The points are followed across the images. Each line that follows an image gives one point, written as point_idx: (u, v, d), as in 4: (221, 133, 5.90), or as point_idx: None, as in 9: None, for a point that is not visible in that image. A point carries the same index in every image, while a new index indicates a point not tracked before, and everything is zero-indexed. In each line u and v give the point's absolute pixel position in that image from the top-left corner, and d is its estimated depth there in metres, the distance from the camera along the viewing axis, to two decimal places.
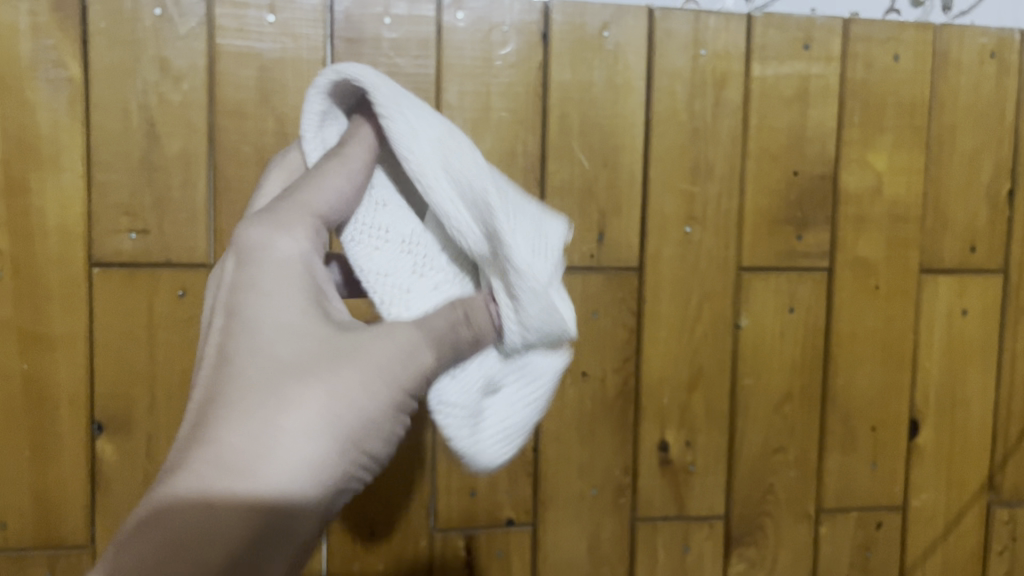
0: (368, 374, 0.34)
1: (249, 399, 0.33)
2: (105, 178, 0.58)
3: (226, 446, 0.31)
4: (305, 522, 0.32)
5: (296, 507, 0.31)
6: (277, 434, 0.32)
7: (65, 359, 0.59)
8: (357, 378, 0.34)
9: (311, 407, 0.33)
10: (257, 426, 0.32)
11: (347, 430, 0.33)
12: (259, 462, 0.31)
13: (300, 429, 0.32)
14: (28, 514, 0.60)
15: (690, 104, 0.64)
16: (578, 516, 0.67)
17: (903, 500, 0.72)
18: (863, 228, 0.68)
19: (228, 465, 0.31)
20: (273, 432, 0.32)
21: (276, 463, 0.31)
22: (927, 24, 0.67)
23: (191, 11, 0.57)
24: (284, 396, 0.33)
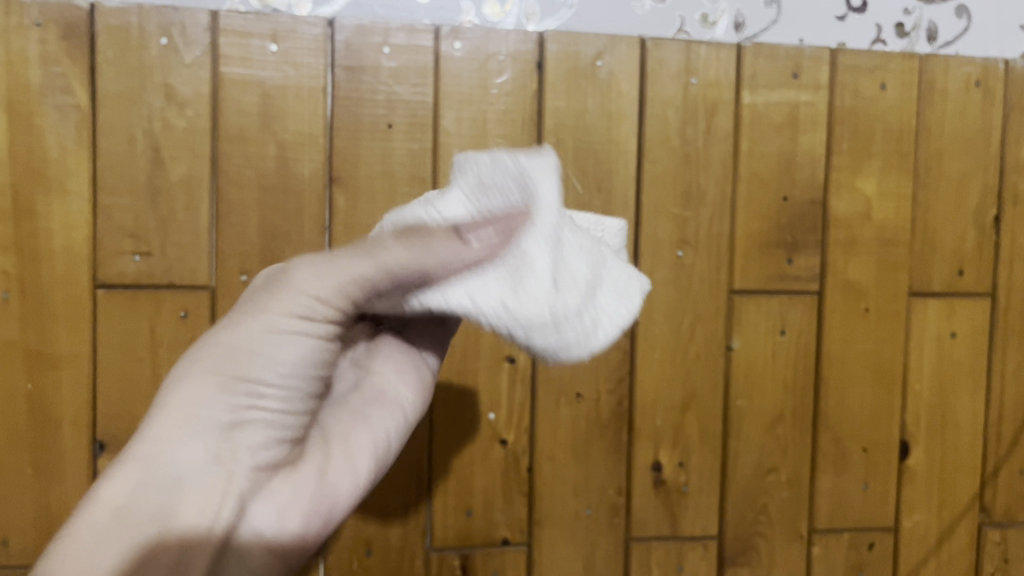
0: (254, 330, 0.35)
1: None
2: (111, 202, 0.59)
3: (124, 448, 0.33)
4: (213, 413, 0.34)
5: (165, 486, 0.32)
6: (161, 436, 0.33)
7: (69, 379, 0.60)
8: (250, 326, 0.35)
9: (195, 413, 0.33)
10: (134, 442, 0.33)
11: (195, 381, 0.34)
12: (154, 463, 0.32)
13: (187, 426, 0.33)
14: (31, 532, 0.61)
15: (682, 130, 0.65)
16: (573, 535, 0.68)
17: (895, 522, 0.73)
18: (853, 252, 0.69)
19: (125, 471, 0.32)
20: (145, 429, 0.33)
21: (176, 468, 0.33)
22: (912, 54, 0.68)
23: (197, 40, 0.59)
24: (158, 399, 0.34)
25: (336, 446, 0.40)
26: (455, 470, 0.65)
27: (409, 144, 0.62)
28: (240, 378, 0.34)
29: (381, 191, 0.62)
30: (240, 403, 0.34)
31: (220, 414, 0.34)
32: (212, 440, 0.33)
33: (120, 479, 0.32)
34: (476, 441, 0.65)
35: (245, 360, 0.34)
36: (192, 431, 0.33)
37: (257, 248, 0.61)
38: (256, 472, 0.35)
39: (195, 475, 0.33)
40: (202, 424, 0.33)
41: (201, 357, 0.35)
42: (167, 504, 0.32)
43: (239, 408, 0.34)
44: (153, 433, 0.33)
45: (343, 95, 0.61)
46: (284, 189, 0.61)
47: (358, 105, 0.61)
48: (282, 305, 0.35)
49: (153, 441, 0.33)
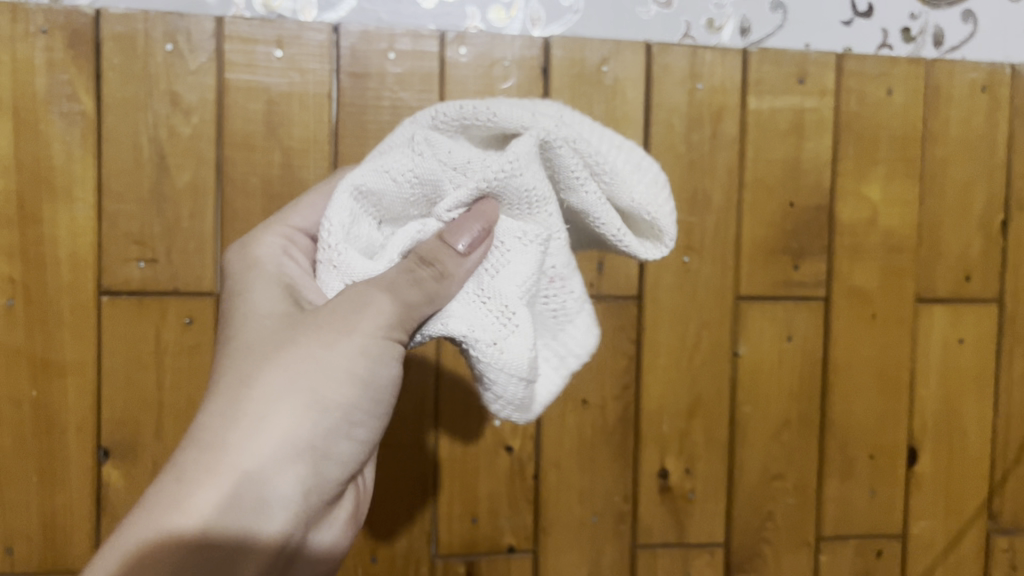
0: (345, 358, 0.37)
1: (245, 334, 0.39)
2: (116, 209, 0.59)
3: (214, 460, 0.35)
4: (305, 434, 0.36)
5: (259, 496, 0.35)
6: (252, 458, 0.35)
7: (74, 386, 0.60)
8: (343, 353, 0.37)
9: (282, 441, 0.36)
10: (224, 459, 0.35)
11: (287, 402, 0.36)
12: (245, 483, 0.35)
13: (278, 452, 0.36)
14: (36, 539, 0.61)
15: (688, 136, 0.65)
16: (579, 543, 0.67)
17: (902, 529, 0.73)
18: (859, 258, 0.69)
19: (216, 481, 0.35)
20: (241, 441, 0.35)
21: (263, 491, 0.35)
22: (918, 60, 0.68)
23: (202, 47, 0.59)
24: (250, 409, 0.36)
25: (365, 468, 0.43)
26: (460, 477, 0.65)
27: None
28: (330, 403, 0.37)
29: None
30: (329, 425, 0.37)
31: (312, 436, 0.36)
32: (298, 468, 0.36)
33: (214, 495, 0.34)
34: (481, 448, 0.65)
35: (335, 385, 0.37)
36: (287, 448, 0.36)
37: None
38: (324, 502, 0.38)
39: (290, 488, 0.36)
40: (289, 452, 0.36)
41: (290, 375, 0.37)
42: (258, 515, 0.35)
43: (328, 431, 0.37)
44: (243, 453, 0.35)
45: (349, 102, 0.61)
46: (290, 196, 0.61)
47: (363, 112, 0.61)
48: (367, 344, 0.37)
49: (253, 454, 0.35)
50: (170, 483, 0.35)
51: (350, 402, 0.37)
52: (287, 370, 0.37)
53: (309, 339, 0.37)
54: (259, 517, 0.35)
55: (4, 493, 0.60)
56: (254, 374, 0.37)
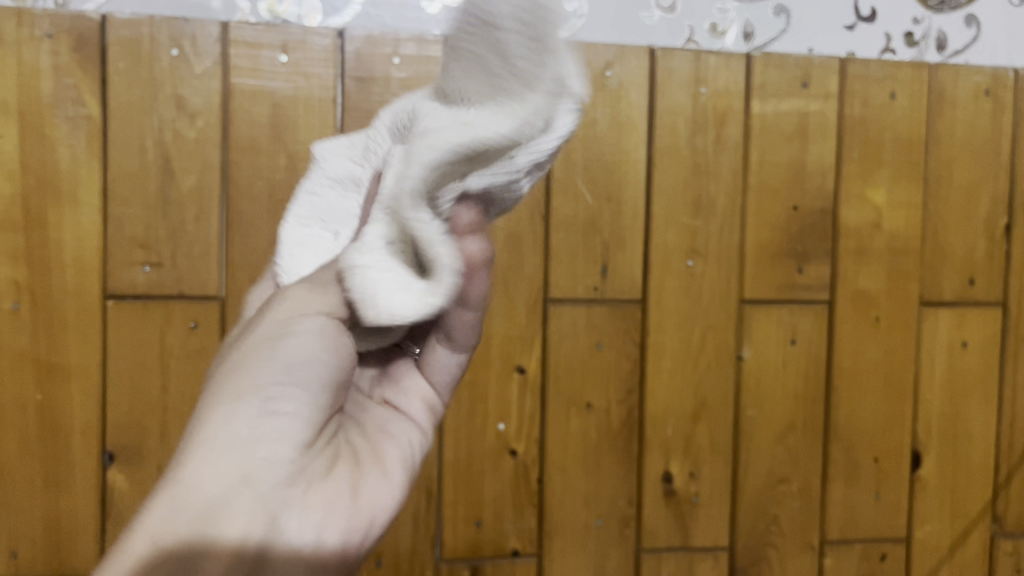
0: (276, 350, 0.34)
1: None
2: (122, 213, 0.59)
3: (162, 484, 0.32)
4: (246, 430, 0.32)
5: (207, 504, 0.31)
6: (190, 464, 0.32)
7: (79, 390, 0.60)
8: (276, 346, 0.34)
9: (219, 436, 0.32)
10: (168, 476, 0.32)
11: (223, 405, 0.33)
12: (185, 490, 0.31)
13: (218, 454, 0.32)
14: (41, 543, 0.61)
15: (692, 139, 0.65)
16: (584, 546, 0.67)
17: (907, 532, 0.73)
18: (864, 262, 0.69)
19: (161, 500, 0.31)
20: (183, 456, 0.32)
21: (207, 492, 0.31)
22: (921, 63, 0.68)
23: (207, 52, 0.59)
24: (191, 426, 0.33)
25: (373, 456, 0.39)
26: (465, 481, 0.65)
27: None
28: (269, 394, 0.33)
29: None
30: (271, 417, 0.33)
31: (253, 431, 0.32)
32: (237, 459, 0.32)
33: (157, 512, 0.31)
34: (486, 452, 0.65)
35: (270, 377, 0.33)
36: (229, 447, 0.32)
37: (268, 258, 0.61)
38: (294, 489, 0.33)
39: (238, 489, 0.31)
40: (227, 445, 0.32)
41: (228, 380, 0.33)
42: (210, 521, 0.31)
43: (272, 422, 0.33)
44: (182, 464, 0.32)
45: (354, 106, 0.61)
46: None
47: (368, 116, 0.61)
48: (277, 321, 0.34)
49: (194, 464, 0.32)
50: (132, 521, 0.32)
51: (292, 390, 0.33)
52: (224, 378, 0.34)
53: (245, 347, 0.35)
54: (210, 523, 0.31)
55: (9, 497, 0.60)
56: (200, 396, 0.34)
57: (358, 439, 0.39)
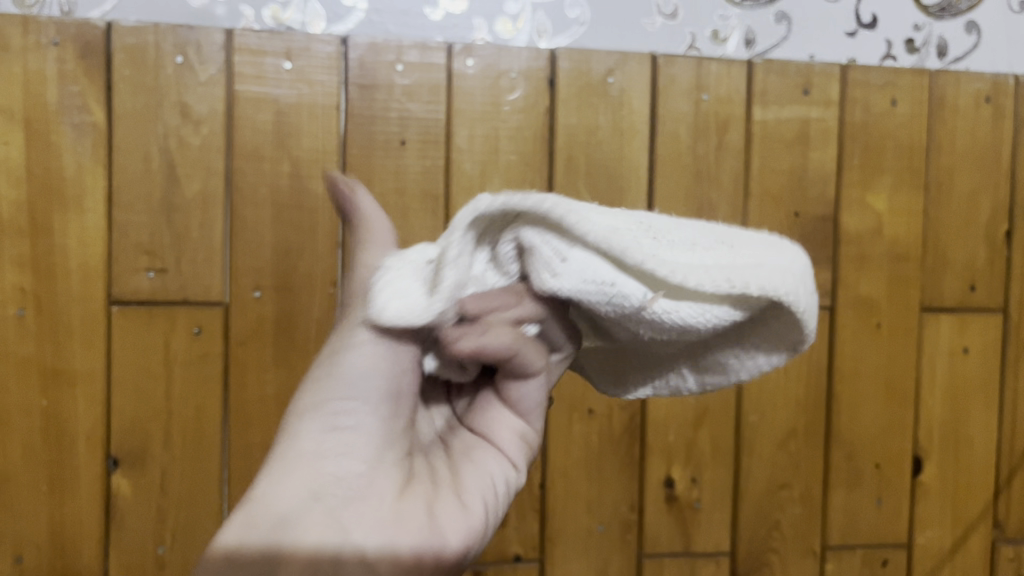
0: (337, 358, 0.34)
1: None
2: (126, 219, 0.60)
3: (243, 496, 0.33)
4: (315, 440, 0.33)
5: (277, 513, 0.31)
6: (264, 484, 0.33)
7: (83, 396, 0.60)
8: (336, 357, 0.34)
9: (288, 456, 0.33)
10: (247, 493, 0.33)
11: (296, 419, 0.34)
12: (257, 504, 0.32)
13: (288, 467, 0.33)
14: (45, 548, 0.61)
15: (694, 146, 0.65)
16: (586, 552, 0.68)
17: (908, 538, 0.73)
18: (865, 268, 0.69)
19: (238, 511, 0.32)
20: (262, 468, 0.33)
21: (278, 505, 0.32)
22: (922, 70, 0.69)
23: (212, 59, 0.59)
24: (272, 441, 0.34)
25: (449, 483, 0.35)
26: None
27: (421, 161, 0.62)
28: (334, 403, 0.34)
29: (393, 207, 0.62)
30: (336, 428, 0.34)
31: (319, 441, 0.33)
32: (305, 476, 0.32)
33: (232, 524, 0.32)
34: None
35: (334, 388, 0.34)
36: (298, 457, 0.33)
37: (271, 264, 0.61)
38: (364, 501, 0.32)
39: (308, 493, 0.32)
40: (298, 460, 0.33)
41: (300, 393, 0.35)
42: (281, 529, 0.31)
43: (339, 434, 0.34)
44: (260, 483, 0.33)
45: (357, 113, 0.61)
46: (299, 206, 0.61)
47: (372, 123, 0.61)
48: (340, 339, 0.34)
49: (268, 475, 0.33)
50: None
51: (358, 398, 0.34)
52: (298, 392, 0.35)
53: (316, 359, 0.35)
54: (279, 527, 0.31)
55: (14, 502, 0.60)
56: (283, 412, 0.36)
57: (439, 470, 0.36)
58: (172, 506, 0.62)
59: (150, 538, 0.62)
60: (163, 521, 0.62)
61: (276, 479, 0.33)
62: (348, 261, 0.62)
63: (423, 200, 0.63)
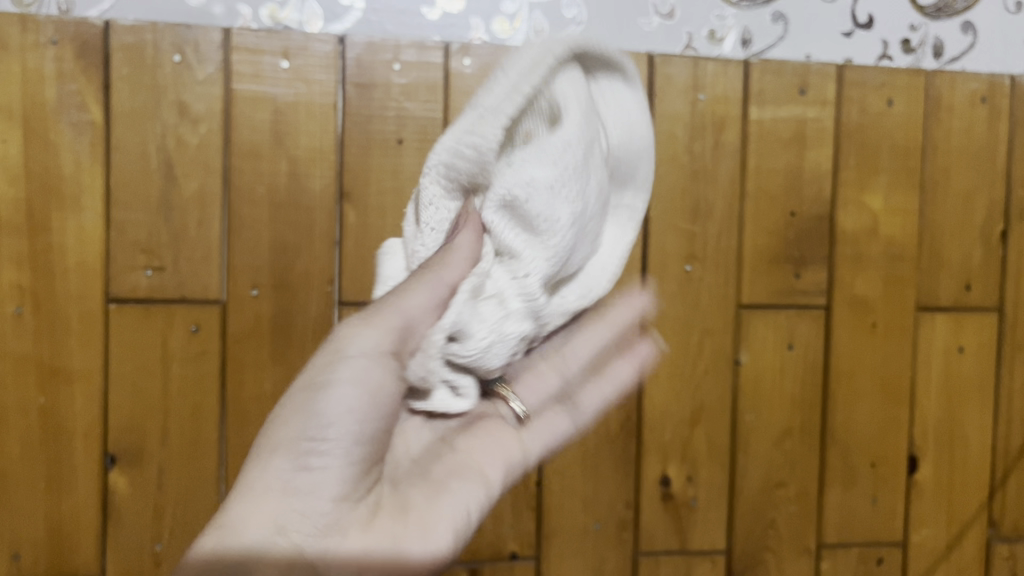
0: (327, 392, 0.39)
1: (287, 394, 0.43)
2: (124, 218, 0.60)
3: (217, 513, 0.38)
4: (286, 472, 0.39)
5: (246, 538, 0.37)
6: (235, 508, 0.38)
7: (81, 393, 0.60)
8: (327, 390, 0.39)
9: (258, 486, 0.38)
10: (221, 512, 0.38)
11: (273, 449, 0.39)
12: (233, 523, 0.38)
13: (260, 496, 0.38)
14: (43, 546, 0.61)
15: (690, 146, 0.65)
16: (583, 550, 0.68)
17: (903, 536, 0.73)
18: (861, 267, 0.69)
19: (212, 529, 0.38)
20: (238, 489, 0.39)
21: (247, 532, 0.37)
22: (919, 70, 0.69)
23: (209, 58, 0.59)
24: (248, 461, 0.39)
25: (417, 516, 0.41)
26: None
27: (419, 160, 0.63)
28: (312, 438, 0.39)
29: (390, 206, 0.62)
30: (309, 464, 0.39)
31: (291, 475, 0.39)
32: (275, 506, 0.38)
33: (208, 538, 0.38)
34: None
35: (316, 423, 0.39)
36: (270, 488, 0.38)
37: (269, 262, 0.61)
38: (327, 528, 0.39)
39: (277, 525, 0.38)
40: (268, 493, 0.38)
41: (280, 422, 0.39)
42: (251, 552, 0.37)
43: (311, 470, 0.39)
44: (232, 505, 0.38)
45: (354, 112, 0.61)
46: (296, 205, 0.61)
47: (368, 121, 0.61)
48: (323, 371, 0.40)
49: (242, 499, 0.38)
50: None
51: (335, 432, 0.39)
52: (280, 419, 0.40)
53: (301, 386, 0.40)
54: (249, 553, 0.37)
55: (11, 499, 0.61)
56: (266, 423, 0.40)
57: (414, 495, 0.43)
58: (169, 504, 0.62)
59: (146, 535, 0.62)
60: (160, 519, 0.62)
61: (247, 506, 0.38)
62: (345, 259, 0.62)
63: None
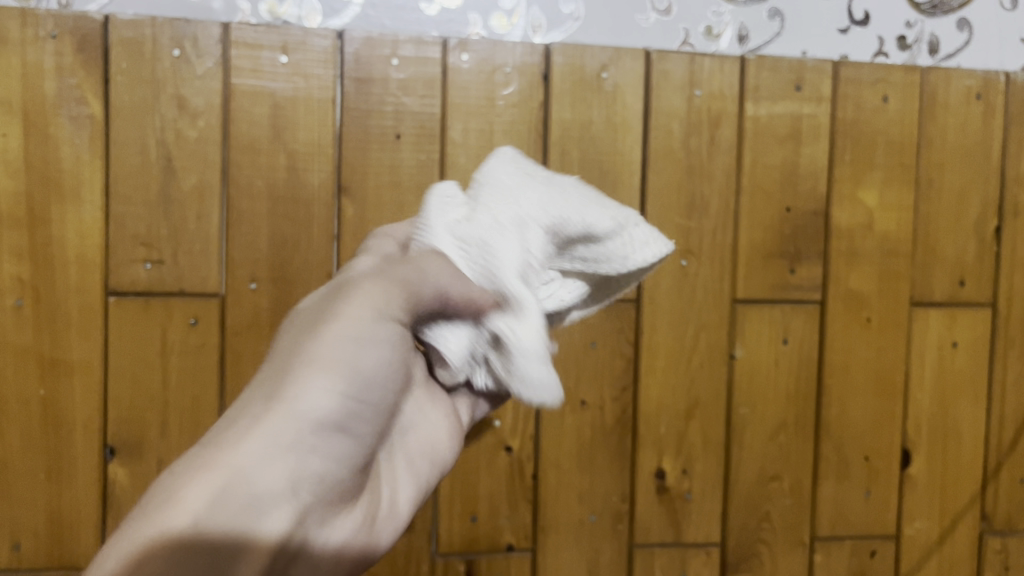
0: (351, 346, 0.33)
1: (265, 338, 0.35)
2: (123, 211, 0.60)
3: (208, 461, 0.29)
4: (304, 434, 0.31)
5: (257, 503, 0.29)
6: (245, 455, 0.30)
7: (81, 385, 0.61)
8: (351, 346, 0.33)
9: (278, 436, 0.31)
10: (218, 460, 0.29)
11: (294, 400, 0.31)
12: (242, 480, 0.29)
13: (275, 452, 0.30)
14: (43, 537, 0.62)
15: (686, 141, 0.66)
16: (578, 542, 0.68)
17: (896, 529, 0.74)
18: (855, 262, 0.70)
19: (207, 482, 0.29)
20: (242, 434, 0.30)
21: (260, 492, 0.30)
22: (914, 67, 0.69)
23: (208, 52, 0.60)
24: (253, 404, 0.31)
25: (389, 486, 0.38)
26: (462, 476, 0.66)
27: (417, 155, 0.63)
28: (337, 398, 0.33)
29: (388, 201, 0.63)
30: (326, 427, 0.32)
31: (312, 442, 0.32)
32: (293, 467, 0.31)
33: (207, 490, 0.29)
34: (481, 448, 0.66)
35: (340, 381, 0.33)
36: (286, 449, 0.31)
37: (267, 257, 0.62)
38: (326, 508, 0.33)
39: (288, 496, 0.31)
40: (289, 453, 0.31)
41: (300, 367, 0.32)
42: (253, 522, 0.29)
43: (324, 437, 0.32)
44: (236, 453, 0.30)
45: (353, 106, 0.62)
46: (295, 199, 0.62)
47: (367, 116, 0.62)
48: (370, 314, 0.34)
49: (253, 450, 0.30)
50: (161, 482, 0.29)
51: (351, 393, 0.33)
52: (295, 364, 0.32)
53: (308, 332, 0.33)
54: (256, 519, 0.29)
55: (11, 490, 0.61)
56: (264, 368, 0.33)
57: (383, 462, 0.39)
58: None
59: None
60: None
61: (265, 463, 0.30)
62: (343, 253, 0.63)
63: (418, 193, 0.63)
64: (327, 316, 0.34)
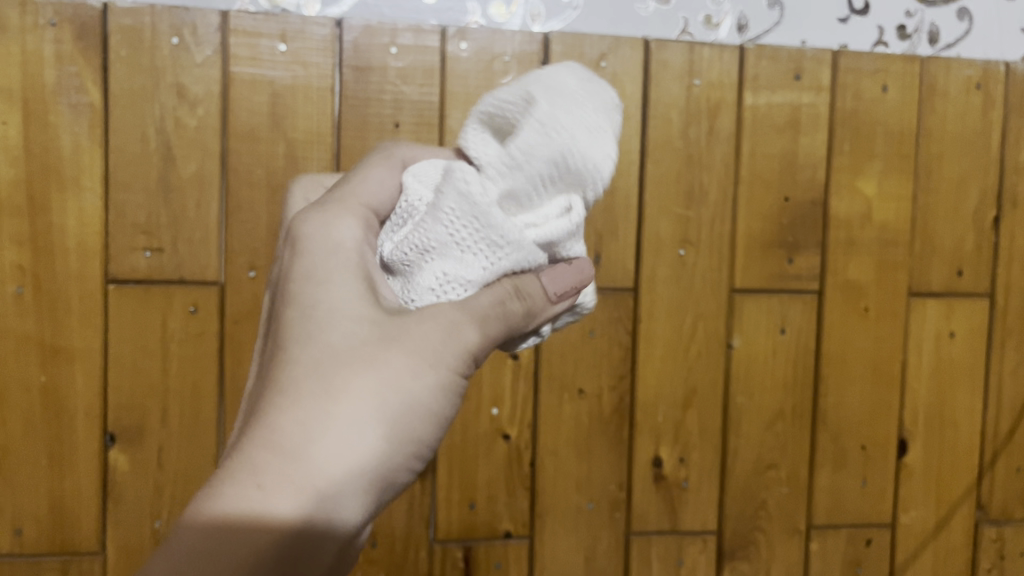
0: (437, 375, 0.34)
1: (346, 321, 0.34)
2: (123, 199, 0.60)
3: (290, 464, 0.30)
4: (381, 452, 0.32)
5: (330, 523, 0.31)
6: (330, 471, 0.31)
7: (81, 371, 0.61)
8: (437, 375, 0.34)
9: (358, 455, 0.32)
10: (304, 470, 0.30)
11: (378, 422, 0.32)
12: (324, 497, 0.31)
13: (350, 470, 0.31)
14: (44, 522, 0.62)
15: (685, 131, 0.66)
16: (575, 529, 0.69)
17: (892, 518, 0.74)
18: (853, 252, 0.70)
19: (291, 492, 0.30)
20: (330, 443, 0.31)
21: (335, 509, 0.31)
22: (914, 56, 0.69)
23: (208, 40, 0.60)
24: (340, 410, 0.32)
25: None
26: (459, 464, 0.66)
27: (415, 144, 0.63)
28: (416, 425, 0.33)
29: None
30: (401, 454, 0.33)
31: (389, 463, 0.33)
32: (368, 485, 0.32)
33: (290, 502, 0.30)
34: (479, 436, 0.66)
35: (421, 415, 0.33)
36: (365, 467, 0.32)
37: (266, 245, 0.62)
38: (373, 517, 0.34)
39: (357, 511, 0.32)
40: (365, 471, 0.32)
41: (390, 385, 0.33)
42: (321, 540, 0.31)
43: (399, 461, 0.33)
44: (322, 465, 0.31)
45: (351, 95, 0.62)
46: None
47: (365, 105, 0.62)
48: (450, 336, 0.34)
49: (338, 465, 0.31)
50: (248, 474, 0.30)
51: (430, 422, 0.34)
52: (387, 380, 0.33)
53: (402, 350, 0.33)
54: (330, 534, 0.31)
55: (12, 476, 0.61)
56: (353, 369, 0.33)
57: None
58: (169, 481, 0.63)
59: (146, 512, 0.63)
60: (159, 496, 0.63)
61: (345, 481, 0.31)
62: None
63: None
64: (425, 332, 0.34)
